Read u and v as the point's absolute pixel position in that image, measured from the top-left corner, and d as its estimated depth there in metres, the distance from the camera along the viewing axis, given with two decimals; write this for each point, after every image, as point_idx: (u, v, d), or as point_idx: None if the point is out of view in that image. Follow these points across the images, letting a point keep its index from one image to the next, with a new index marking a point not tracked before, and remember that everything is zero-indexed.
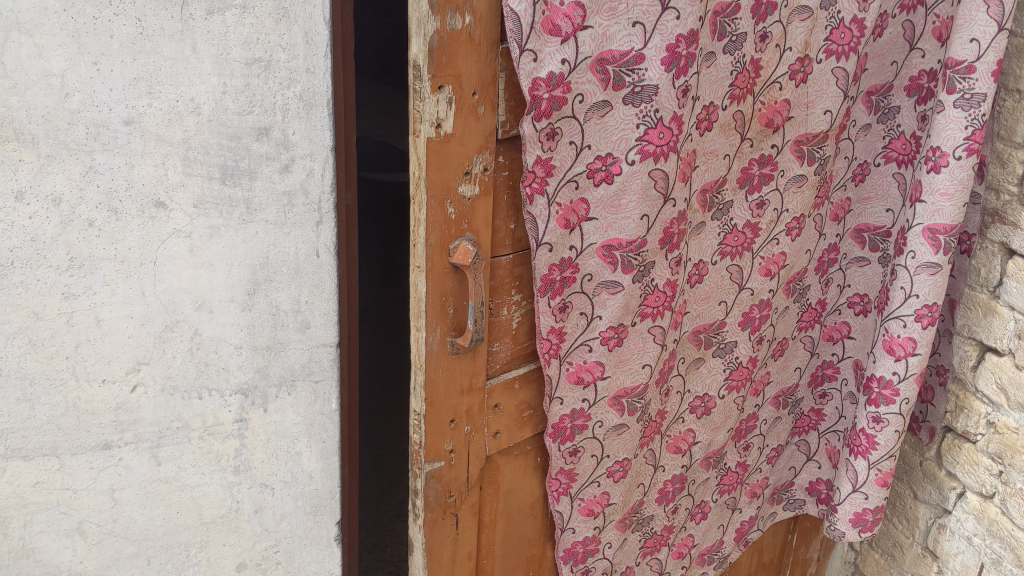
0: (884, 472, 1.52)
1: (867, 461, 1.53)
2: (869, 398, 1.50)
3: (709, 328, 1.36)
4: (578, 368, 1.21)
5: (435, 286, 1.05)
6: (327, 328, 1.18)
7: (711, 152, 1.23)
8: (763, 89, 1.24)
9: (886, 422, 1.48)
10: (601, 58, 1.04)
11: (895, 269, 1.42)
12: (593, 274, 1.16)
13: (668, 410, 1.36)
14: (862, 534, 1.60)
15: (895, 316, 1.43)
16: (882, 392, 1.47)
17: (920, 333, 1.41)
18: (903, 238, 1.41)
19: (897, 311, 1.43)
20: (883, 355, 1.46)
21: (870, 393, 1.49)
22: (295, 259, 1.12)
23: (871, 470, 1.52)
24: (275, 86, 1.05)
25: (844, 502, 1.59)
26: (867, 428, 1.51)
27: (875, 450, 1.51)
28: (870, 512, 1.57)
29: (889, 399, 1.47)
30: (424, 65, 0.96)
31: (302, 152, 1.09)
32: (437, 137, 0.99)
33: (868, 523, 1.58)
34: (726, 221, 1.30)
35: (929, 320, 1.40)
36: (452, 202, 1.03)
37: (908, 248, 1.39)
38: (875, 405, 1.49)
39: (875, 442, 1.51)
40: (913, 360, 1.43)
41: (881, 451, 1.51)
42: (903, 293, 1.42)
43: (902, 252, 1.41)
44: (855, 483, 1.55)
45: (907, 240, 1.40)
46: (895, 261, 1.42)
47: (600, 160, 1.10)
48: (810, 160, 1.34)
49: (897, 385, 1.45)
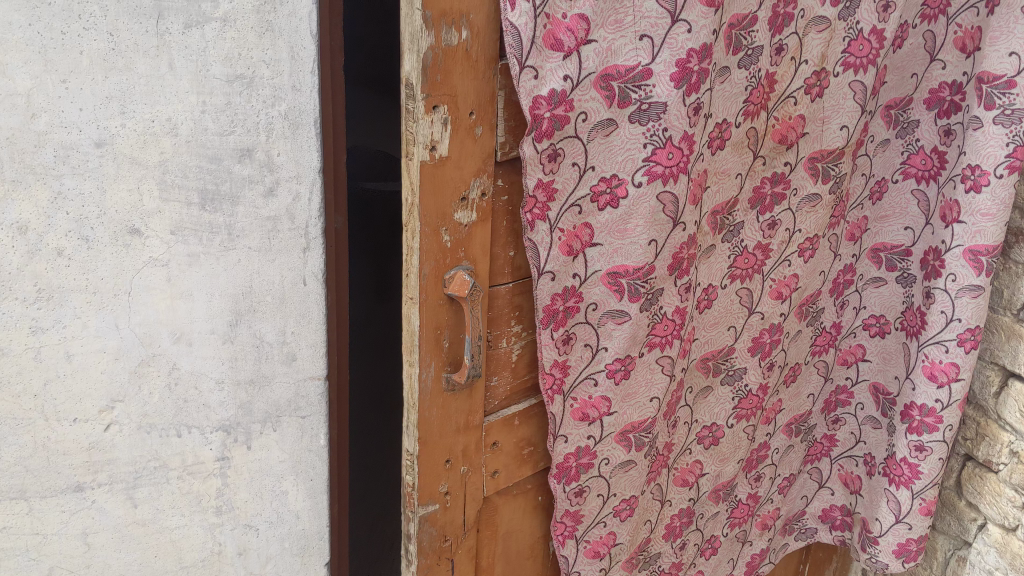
0: (928, 501, 1.44)
1: (911, 490, 1.45)
2: (910, 426, 1.43)
3: (718, 354, 1.29)
4: (582, 404, 1.16)
5: (429, 319, 0.98)
6: (315, 360, 1.11)
7: (723, 171, 1.16)
8: (777, 104, 1.17)
9: (929, 450, 1.41)
10: (606, 74, 0.97)
11: (930, 291, 1.37)
12: (597, 303, 1.10)
13: (675, 442, 1.30)
14: (906, 564, 1.51)
15: (936, 341, 1.37)
16: (924, 420, 1.41)
17: (963, 358, 1.35)
18: (938, 258, 1.35)
19: (938, 336, 1.37)
20: (924, 383, 1.40)
21: (909, 421, 1.43)
22: (280, 288, 1.05)
23: (915, 499, 1.45)
24: (258, 105, 0.97)
25: (886, 534, 1.50)
26: (909, 456, 1.44)
27: (919, 480, 1.44)
28: (914, 542, 1.48)
29: (932, 426, 1.40)
30: (418, 83, 0.89)
31: (287, 175, 1.01)
32: (432, 160, 0.92)
33: (912, 554, 1.49)
34: (737, 243, 1.23)
35: (972, 344, 1.34)
36: (448, 230, 0.96)
37: (947, 270, 1.34)
38: (918, 433, 1.42)
39: (919, 471, 1.44)
40: (955, 387, 1.37)
41: (926, 479, 1.43)
42: (944, 317, 1.36)
43: (940, 274, 1.35)
44: (897, 515, 1.48)
45: (945, 263, 1.34)
46: (930, 283, 1.37)
47: (604, 182, 1.04)
48: (825, 178, 1.26)
49: (940, 412, 1.39)
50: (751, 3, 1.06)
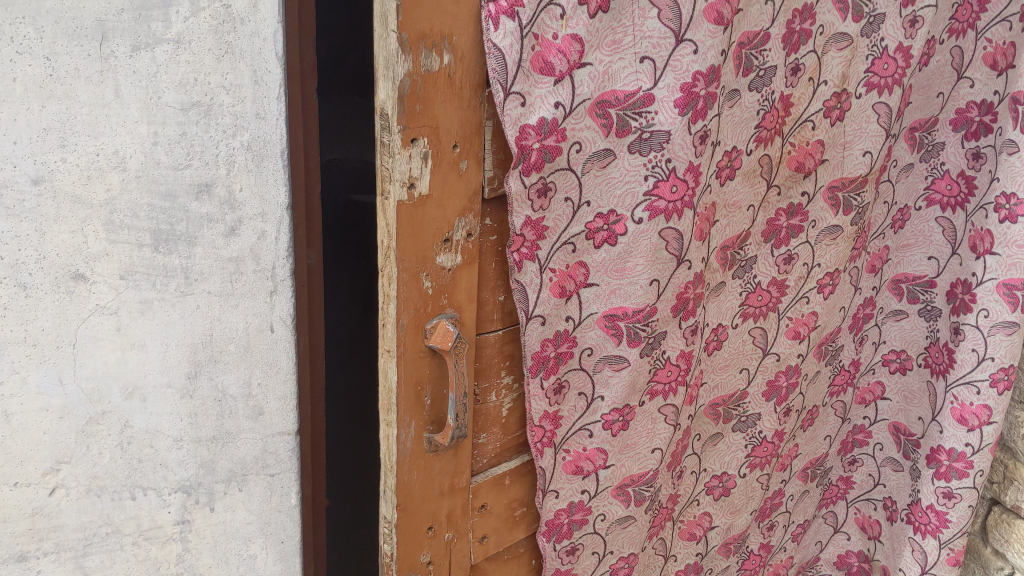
0: (957, 551, 1.34)
1: (938, 539, 1.35)
2: (937, 472, 1.34)
3: (729, 399, 1.19)
4: (576, 456, 1.05)
5: (409, 374, 0.88)
6: (284, 414, 1.02)
7: (734, 204, 1.06)
8: (794, 128, 1.07)
9: (959, 497, 1.31)
10: (603, 100, 0.87)
11: (959, 327, 1.27)
12: (592, 348, 1.00)
13: (680, 494, 1.20)
14: None
15: (967, 381, 1.27)
16: (954, 464, 1.31)
17: (996, 400, 1.25)
18: (969, 292, 1.25)
19: (969, 376, 1.27)
20: (953, 426, 1.30)
21: (937, 466, 1.33)
22: (244, 335, 0.95)
23: (943, 549, 1.35)
24: (217, 135, 0.87)
25: None
26: (937, 504, 1.34)
27: (947, 529, 1.34)
28: None
29: (962, 472, 1.30)
30: (393, 114, 0.78)
31: (250, 213, 0.91)
32: (410, 199, 0.82)
33: None
34: (749, 279, 1.13)
35: (1006, 385, 1.24)
36: (429, 276, 0.86)
37: (978, 305, 1.24)
38: (946, 479, 1.32)
39: (947, 520, 1.33)
40: (988, 431, 1.27)
41: (954, 528, 1.33)
42: (975, 356, 1.26)
43: (971, 309, 1.25)
44: (923, 565, 1.38)
45: (976, 297, 1.24)
46: (959, 318, 1.27)
47: (601, 219, 0.93)
48: (846, 209, 1.16)
49: (971, 457, 1.29)
50: (763, 20, 0.96)
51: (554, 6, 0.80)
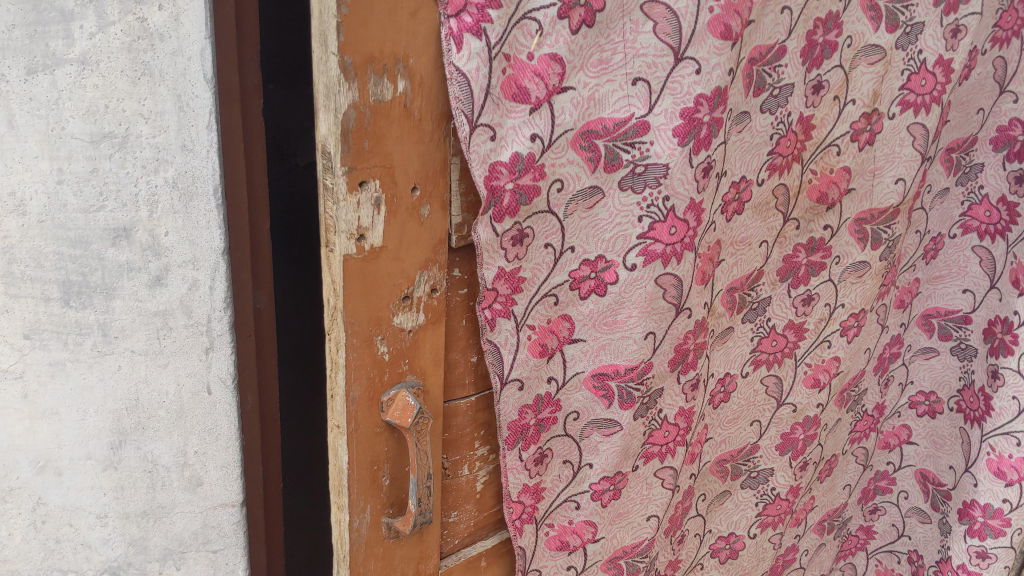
0: None
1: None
2: (971, 529, 1.22)
3: (738, 454, 1.05)
4: (560, 531, 0.93)
5: (363, 454, 0.75)
6: (227, 485, 0.88)
7: (742, 240, 0.92)
8: (816, 154, 0.93)
9: (994, 557, 1.22)
10: (588, 130, 0.73)
11: (997, 370, 1.15)
12: (578, 411, 0.87)
13: (681, 559, 1.06)
14: None
15: (1005, 432, 1.16)
16: (989, 522, 1.20)
17: None
18: (1009, 332, 1.12)
19: (1008, 427, 1.15)
20: (989, 480, 1.19)
21: (970, 522, 1.22)
22: (176, 400, 0.82)
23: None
24: (135, 171, 0.73)
25: None
26: (968, 564, 1.24)
27: None
28: None
29: (998, 531, 1.20)
30: (336, 153, 0.64)
31: (179, 259, 0.77)
32: (360, 252, 0.68)
33: None
34: (762, 322, 0.99)
35: None
36: (384, 339, 0.73)
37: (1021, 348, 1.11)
38: (981, 538, 1.22)
39: None
40: None
41: None
42: (1016, 405, 1.14)
43: (1012, 352, 1.12)
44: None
45: (1017, 339, 1.11)
46: (997, 361, 1.14)
47: (587, 266, 0.80)
48: (875, 243, 1.02)
49: (1009, 514, 1.19)
50: (779, 31, 0.82)
51: (529, 21, 0.66)
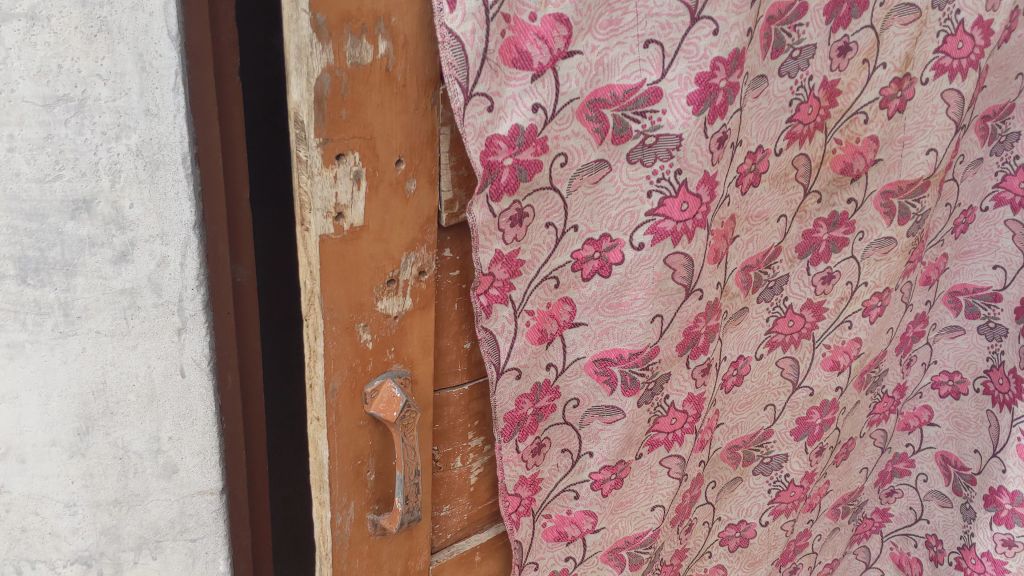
0: None
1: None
2: (997, 516, 1.15)
3: (751, 439, 1.00)
4: (559, 521, 0.87)
5: (345, 447, 0.69)
6: (204, 471, 0.83)
7: (758, 215, 0.85)
8: (841, 122, 0.86)
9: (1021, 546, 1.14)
10: (596, 98, 0.67)
11: None
12: (578, 398, 0.81)
13: (688, 548, 1.01)
14: None
15: None
16: (1017, 509, 1.13)
17: None
18: None
19: None
20: (1020, 467, 1.11)
21: (997, 508, 1.15)
22: (147, 383, 0.76)
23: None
24: (94, 138, 0.66)
25: None
26: (994, 552, 1.17)
27: None
28: None
29: None
30: (309, 122, 0.57)
31: (146, 233, 0.71)
32: (338, 233, 0.62)
33: None
34: (779, 302, 0.93)
35: None
36: (367, 326, 0.66)
37: None
38: (1007, 525, 1.14)
39: (1005, 569, 1.17)
40: None
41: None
42: None
43: None
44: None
45: None
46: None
47: (591, 245, 0.74)
48: (902, 217, 0.95)
49: None
50: None
51: None
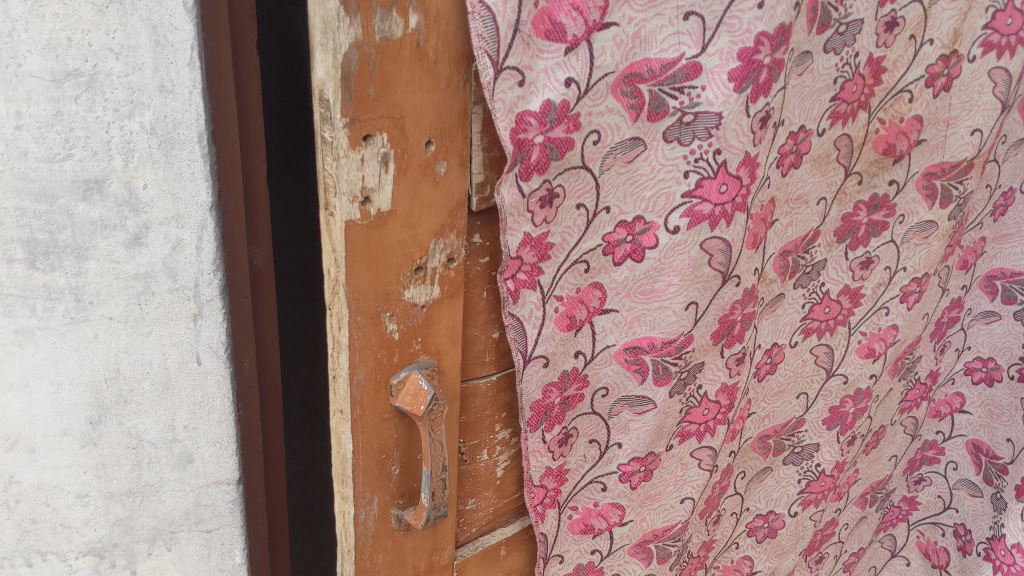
0: None
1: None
2: None
3: (782, 429, 0.97)
4: (585, 513, 0.84)
5: (369, 441, 0.67)
6: (220, 460, 0.80)
7: (798, 198, 0.82)
8: (886, 101, 0.82)
9: None
10: (632, 73, 0.62)
11: None
12: (607, 388, 0.77)
13: (715, 539, 0.99)
14: None
15: None
16: None
17: None
18: None
19: None
20: None
21: None
22: (161, 371, 0.73)
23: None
24: (106, 115, 0.63)
25: None
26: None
27: None
28: None
29: None
30: (335, 101, 0.54)
31: (160, 216, 0.68)
32: (365, 218, 0.59)
33: None
34: (815, 288, 0.89)
35: None
36: (393, 315, 0.63)
37: None
38: None
39: None
40: None
41: None
42: None
43: None
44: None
45: None
46: None
47: (624, 228, 0.69)
48: (944, 200, 0.92)
49: None
50: None
51: None
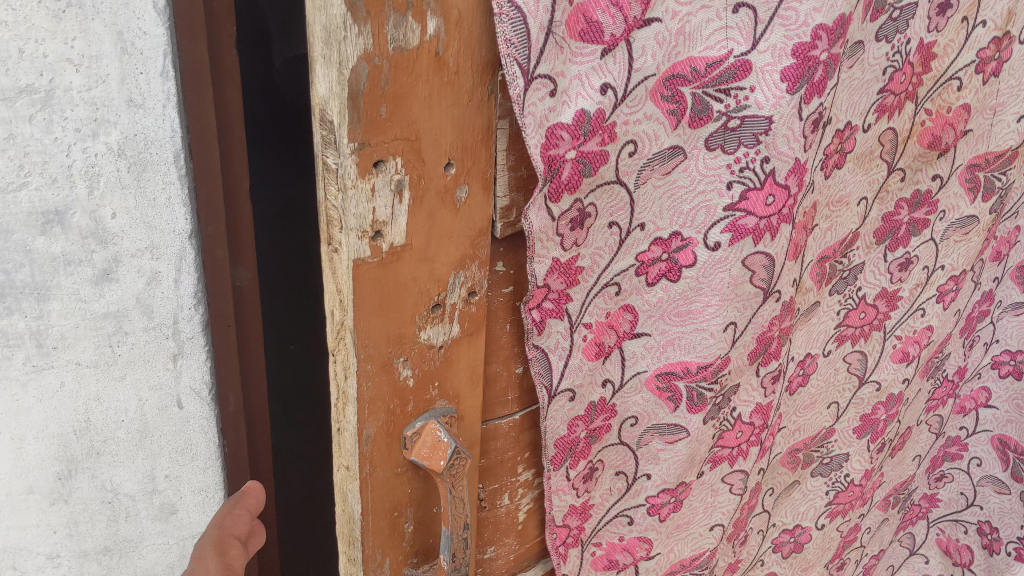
0: None
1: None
2: None
3: (812, 441, 0.90)
4: (609, 549, 0.75)
5: (380, 499, 0.59)
6: (201, 507, 0.84)
7: (839, 199, 0.74)
8: (933, 90, 0.74)
9: None
10: (674, 74, 0.52)
11: None
12: (636, 417, 0.66)
13: (741, 559, 0.93)
14: None
15: None
16: None
17: None
18: None
19: None
20: None
21: None
22: (138, 416, 0.77)
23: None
24: (70, 139, 0.64)
25: None
26: None
27: None
28: None
29: None
30: (341, 125, 0.45)
31: (131, 249, 0.70)
32: (376, 257, 0.50)
33: None
34: (851, 293, 0.82)
35: None
36: (407, 361, 0.55)
37: None
38: None
39: None
40: None
41: None
42: None
43: None
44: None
45: None
46: None
47: (659, 245, 0.58)
48: (987, 193, 0.84)
49: None
50: None
51: None
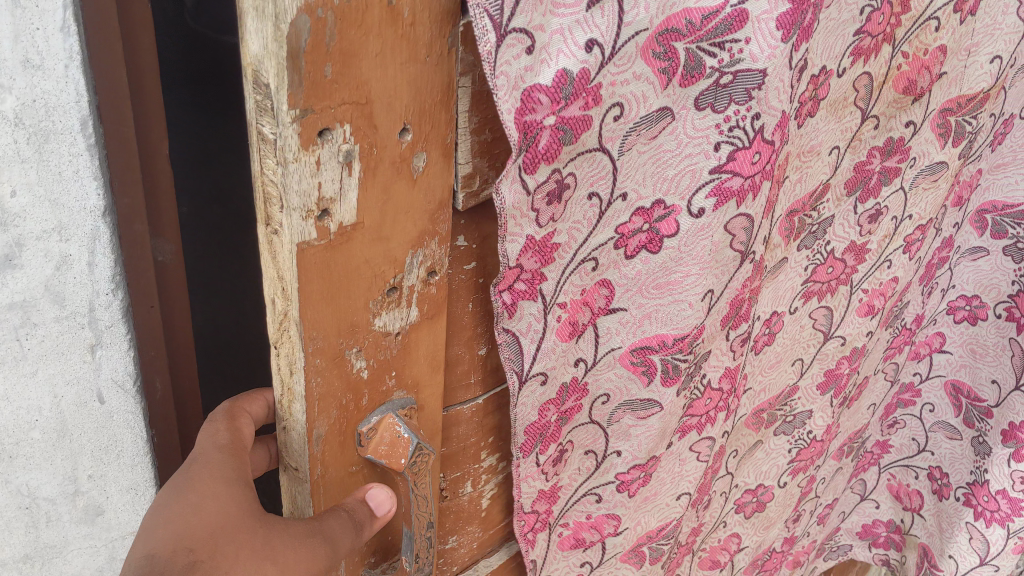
0: None
1: (1009, 529, 1.10)
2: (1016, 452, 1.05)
3: (776, 400, 0.87)
4: (576, 528, 0.72)
5: (333, 501, 0.53)
6: (133, 508, 0.72)
7: (811, 149, 0.69)
8: (911, 31, 0.69)
9: None
10: (668, 28, 0.46)
11: None
12: (608, 393, 0.62)
13: (704, 523, 0.90)
14: None
15: None
16: None
17: None
18: None
19: None
20: None
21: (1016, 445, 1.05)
22: (55, 416, 0.64)
23: (1012, 539, 1.10)
24: None
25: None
26: (1010, 490, 1.07)
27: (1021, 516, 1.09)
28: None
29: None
30: (279, 89, 0.38)
31: (35, 230, 0.56)
32: (323, 239, 0.44)
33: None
34: (820, 247, 0.79)
35: None
36: (360, 351, 0.49)
37: None
38: None
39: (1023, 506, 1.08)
40: None
41: None
42: None
43: None
44: (982, 556, 1.13)
45: None
46: None
47: (642, 215, 0.53)
48: (957, 137, 0.81)
49: None
50: None
51: None
